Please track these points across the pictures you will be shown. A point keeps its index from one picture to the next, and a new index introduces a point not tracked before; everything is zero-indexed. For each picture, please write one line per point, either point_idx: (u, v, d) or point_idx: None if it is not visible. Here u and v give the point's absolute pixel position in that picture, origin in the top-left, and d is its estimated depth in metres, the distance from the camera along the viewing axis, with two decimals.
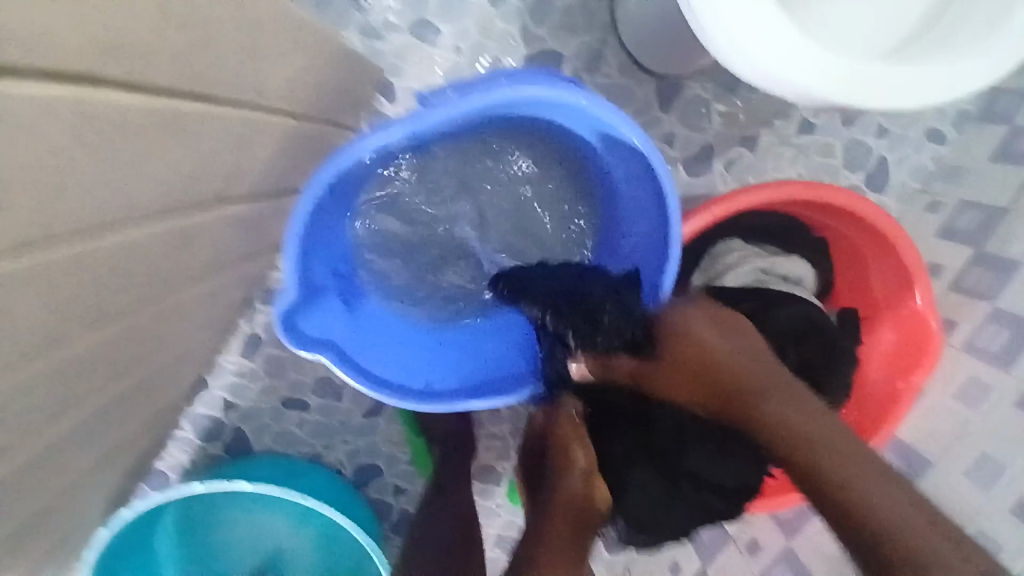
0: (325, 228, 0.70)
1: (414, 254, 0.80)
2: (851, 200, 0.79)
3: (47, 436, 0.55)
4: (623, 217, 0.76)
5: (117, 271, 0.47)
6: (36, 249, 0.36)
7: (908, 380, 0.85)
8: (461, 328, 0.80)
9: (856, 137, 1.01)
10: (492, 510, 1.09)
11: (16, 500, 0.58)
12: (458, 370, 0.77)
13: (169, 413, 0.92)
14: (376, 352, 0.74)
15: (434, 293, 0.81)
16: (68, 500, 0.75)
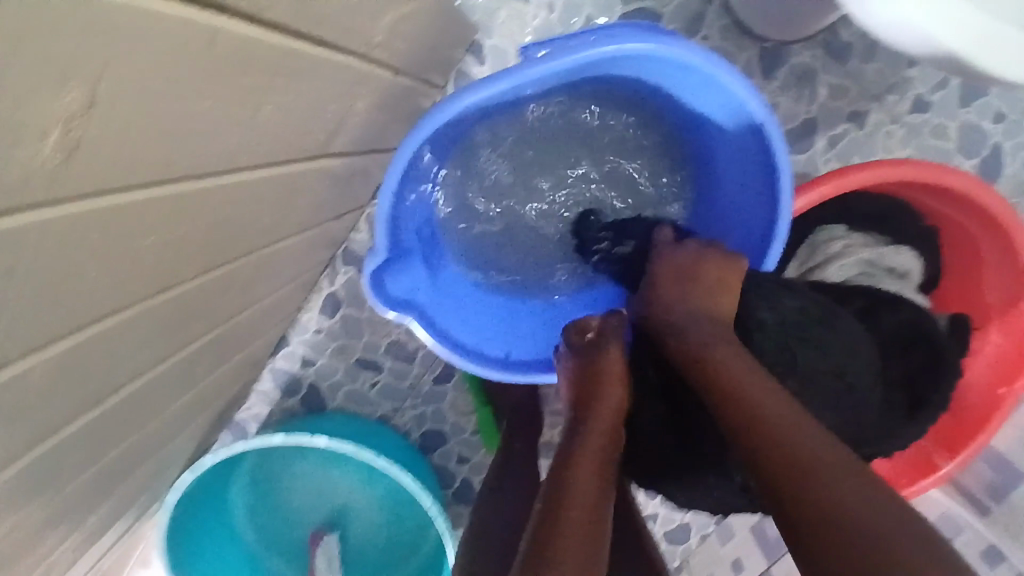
0: (415, 187, 0.69)
1: (498, 221, 0.78)
2: (973, 185, 0.72)
3: (155, 373, 0.57)
4: (723, 193, 0.72)
5: (227, 215, 0.48)
6: (167, 180, 0.37)
7: (1015, 386, 0.78)
8: (540, 299, 0.78)
9: (973, 120, 0.92)
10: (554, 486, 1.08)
11: (123, 431, 0.61)
12: (540, 341, 0.76)
13: (251, 363, 0.95)
14: (457, 316, 0.73)
15: (515, 262, 0.79)
16: (161, 436, 0.79)
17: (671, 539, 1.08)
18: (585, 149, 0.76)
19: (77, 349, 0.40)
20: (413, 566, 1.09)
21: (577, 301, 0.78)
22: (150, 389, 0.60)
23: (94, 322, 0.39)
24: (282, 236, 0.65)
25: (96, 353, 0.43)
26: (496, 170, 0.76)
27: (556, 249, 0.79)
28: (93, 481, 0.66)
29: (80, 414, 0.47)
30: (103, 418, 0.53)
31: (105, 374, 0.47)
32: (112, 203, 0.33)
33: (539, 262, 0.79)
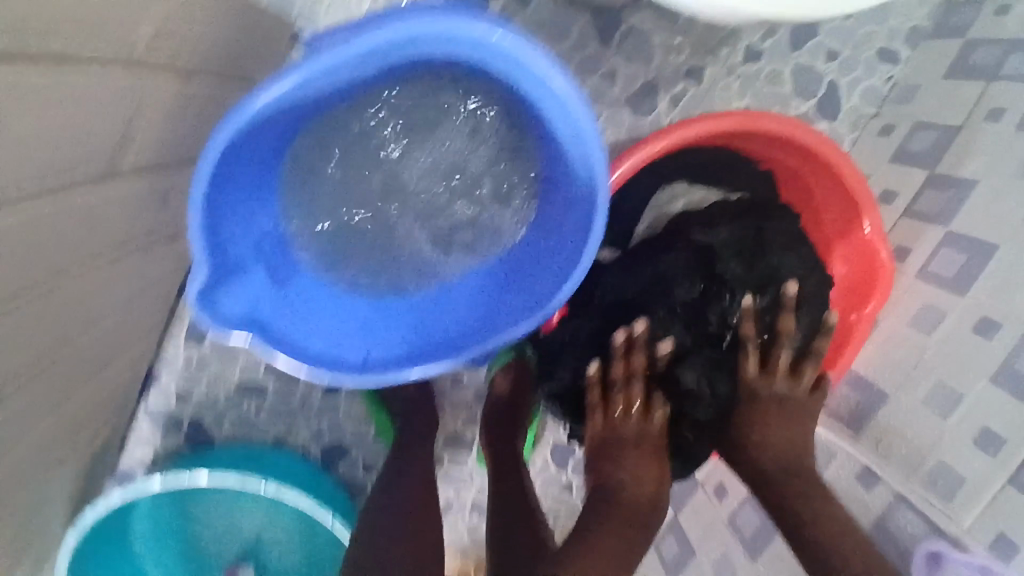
0: (233, 201, 0.66)
1: (338, 221, 0.74)
2: (789, 125, 0.76)
3: None
4: (557, 165, 0.70)
5: None
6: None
7: (862, 310, 0.83)
8: (397, 295, 0.77)
9: (805, 61, 0.96)
10: (464, 476, 1.09)
11: None
12: (400, 340, 0.74)
13: (116, 404, 0.90)
14: (305, 326, 0.71)
15: (364, 262, 0.76)
16: (17, 501, 0.74)
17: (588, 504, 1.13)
18: (419, 145, 0.73)
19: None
20: None
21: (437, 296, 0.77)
22: None
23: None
24: (82, 267, 0.60)
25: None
26: (321, 168, 0.72)
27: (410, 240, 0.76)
28: None
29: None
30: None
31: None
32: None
33: (391, 260, 0.76)
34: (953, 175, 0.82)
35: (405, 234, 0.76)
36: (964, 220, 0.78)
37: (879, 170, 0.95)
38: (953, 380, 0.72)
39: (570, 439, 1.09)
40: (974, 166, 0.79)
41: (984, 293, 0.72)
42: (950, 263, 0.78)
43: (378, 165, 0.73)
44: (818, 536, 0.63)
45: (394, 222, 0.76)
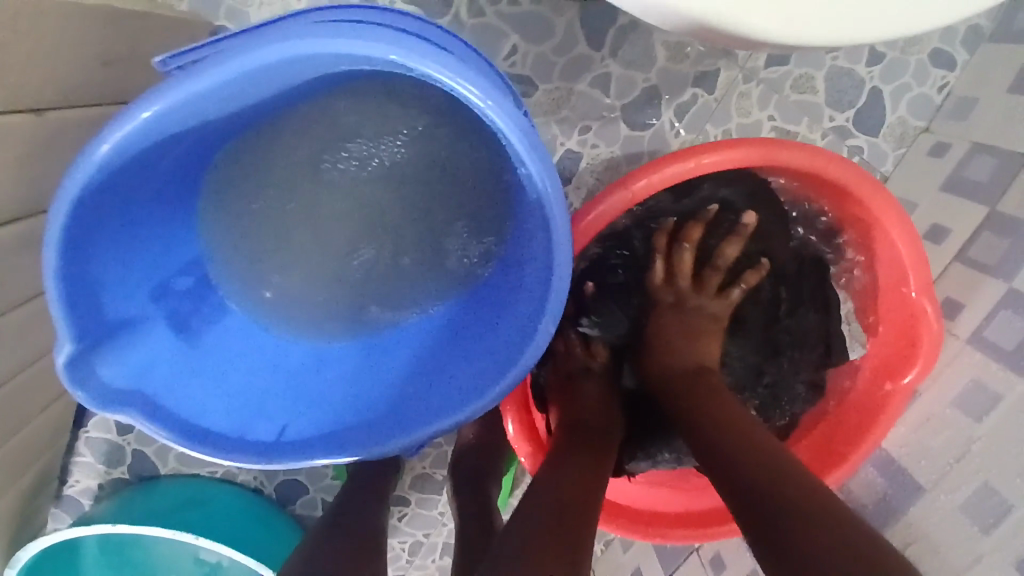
0: (122, 252, 0.56)
1: (257, 266, 0.64)
2: (812, 158, 0.61)
3: None
4: (517, 198, 0.58)
5: None
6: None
7: (897, 381, 0.67)
8: (332, 346, 0.67)
9: (840, 65, 0.80)
10: (435, 519, 0.98)
11: None
12: (332, 406, 0.64)
13: (46, 442, 0.82)
14: (211, 392, 0.61)
15: (292, 308, 0.66)
16: None
17: None
18: (360, 181, 0.63)
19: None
20: None
21: (377, 347, 0.67)
22: None
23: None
24: None
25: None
26: (238, 200, 0.62)
27: (349, 278, 0.66)
28: None
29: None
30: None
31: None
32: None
33: (326, 306, 0.67)
34: (1018, 216, 0.65)
35: (342, 281, 0.66)
36: None
37: (926, 199, 0.79)
38: (999, 484, 0.58)
39: None
40: None
41: None
42: (1007, 331, 0.62)
43: (306, 188, 0.63)
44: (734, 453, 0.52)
45: (326, 255, 0.66)
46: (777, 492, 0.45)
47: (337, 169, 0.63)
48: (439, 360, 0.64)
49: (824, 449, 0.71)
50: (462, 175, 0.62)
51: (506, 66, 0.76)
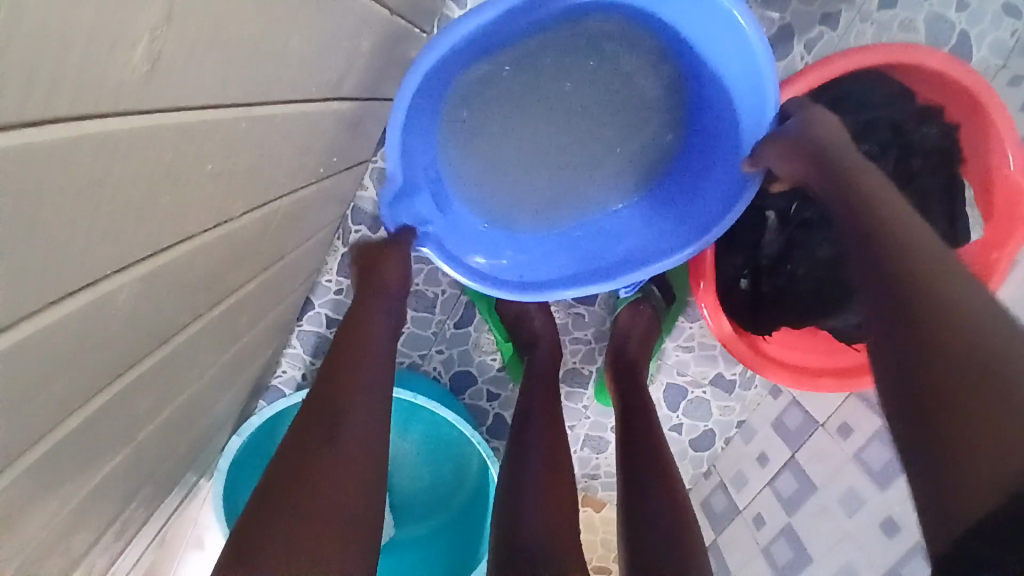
0: (421, 131, 0.81)
1: (494, 153, 0.87)
2: (943, 61, 0.76)
3: (219, 315, 0.60)
4: (718, 108, 0.82)
5: (266, 146, 0.50)
6: (170, 111, 0.34)
7: (1004, 249, 0.79)
8: (546, 229, 0.92)
9: (940, 8, 0.96)
10: (579, 411, 1.16)
11: (195, 375, 0.63)
12: (555, 265, 0.91)
13: (285, 324, 0.99)
14: (465, 242, 0.89)
15: (518, 193, 0.90)
16: (224, 394, 0.82)
17: (696, 447, 1.20)
18: (586, 96, 0.85)
19: (93, 310, 0.37)
20: (458, 505, 1.14)
21: (578, 229, 0.92)
22: (209, 345, 0.63)
23: (114, 273, 0.37)
24: (305, 183, 0.65)
25: (116, 323, 0.40)
26: (493, 101, 0.83)
27: (565, 173, 0.90)
28: (167, 450, 0.69)
29: (141, 354, 0.47)
30: (156, 380, 0.53)
31: (157, 323, 0.47)
32: (119, 136, 0.31)
33: (542, 197, 0.91)
34: None
35: (552, 174, 0.90)
36: None
37: None
38: None
39: (683, 381, 1.15)
40: None
41: None
42: None
43: (548, 97, 0.85)
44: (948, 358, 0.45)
45: (551, 153, 0.89)
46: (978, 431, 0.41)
47: (571, 85, 0.84)
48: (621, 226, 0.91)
49: None
50: (666, 109, 0.87)
51: None
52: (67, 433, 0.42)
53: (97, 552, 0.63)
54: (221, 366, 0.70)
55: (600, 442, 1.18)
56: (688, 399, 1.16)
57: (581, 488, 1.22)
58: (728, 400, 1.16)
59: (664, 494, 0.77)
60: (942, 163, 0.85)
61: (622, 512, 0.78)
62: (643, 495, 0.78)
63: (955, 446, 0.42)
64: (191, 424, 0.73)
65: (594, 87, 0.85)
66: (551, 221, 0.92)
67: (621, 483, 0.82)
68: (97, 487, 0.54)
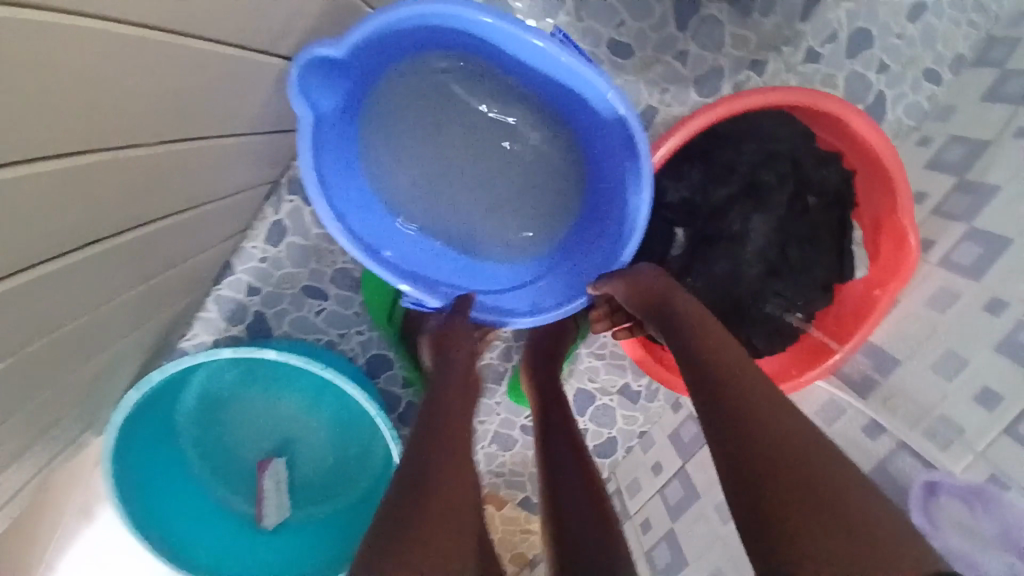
0: (390, 49, 0.81)
1: (408, 111, 0.90)
2: (843, 107, 0.84)
3: (127, 242, 0.60)
4: (577, 244, 0.95)
5: (190, 74, 0.51)
6: (94, 15, 0.36)
7: (884, 287, 0.88)
8: (390, 211, 0.93)
9: (857, 70, 1.07)
10: (491, 407, 1.18)
11: (92, 304, 0.62)
12: (374, 234, 0.91)
13: (202, 281, 0.98)
14: (330, 146, 0.85)
15: (393, 156, 0.92)
16: (125, 338, 0.80)
17: (599, 453, 1.25)
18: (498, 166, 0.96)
19: (1, 194, 0.38)
20: (360, 489, 1.13)
21: (406, 231, 0.94)
22: (112, 275, 0.62)
23: (29, 160, 0.38)
24: (235, 129, 0.67)
25: (22, 216, 0.41)
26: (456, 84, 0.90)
27: (432, 170, 0.94)
28: (50, 382, 0.67)
29: (41, 259, 0.47)
30: (54, 293, 0.53)
31: (56, 227, 0.47)
32: (39, 25, 0.33)
33: (407, 177, 0.93)
34: (977, 180, 0.91)
35: (436, 170, 0.94)
36: (987, 219, 0.87)
37: (915, 175, 1.05)
38: (961, 349, 0.82)
39: (593, 388, 1.20)
40: (998, 175, 0.88)
41: (998, 279, 0.82)
42: (968, 254, 0.88)
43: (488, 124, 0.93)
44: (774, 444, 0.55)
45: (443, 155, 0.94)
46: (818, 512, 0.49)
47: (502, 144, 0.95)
48: (446, 292, 0.95)
49: (835, 333, 0.95)
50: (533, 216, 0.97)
51: (614, 33, 1.02)
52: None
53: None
54: (122, 302, 0.69)
55: (507, 439, 1.21)
56: (595, 406, 1.22)
57: (485, 484, 1.25)
58: (633, 411, 1.22)
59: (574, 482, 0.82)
60: (842, 202, 0.94)
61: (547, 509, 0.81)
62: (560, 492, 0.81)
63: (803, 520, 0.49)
64: (83, 360, 0.71)
65: (508, 162, 0.96)
66: (398, 211, 0.93)
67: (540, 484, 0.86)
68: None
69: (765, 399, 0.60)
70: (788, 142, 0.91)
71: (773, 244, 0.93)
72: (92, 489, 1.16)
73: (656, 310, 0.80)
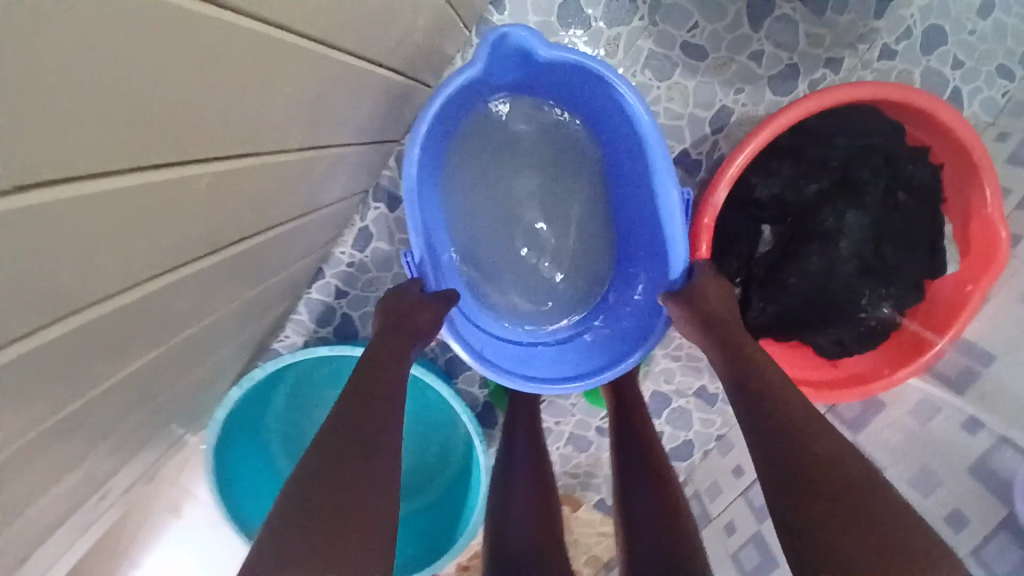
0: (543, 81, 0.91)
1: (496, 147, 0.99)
2: (933, 102, 0.84)
3: (254, 242, 0.64)
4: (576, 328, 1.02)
5: (324, 83, 0.55)
6: (267, 23, 0.39)
7: (976, 284, 0.87)
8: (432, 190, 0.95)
9: (935, 65, 1.05)
10: (566, 409, 1.20)
11: (219, 301, 0.67)
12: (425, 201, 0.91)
13: (297, 286, 1.03)
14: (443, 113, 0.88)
15: (461, 167, 0.98)
16: (235, 338, 0.85)
17: (674, 456, 1.25)
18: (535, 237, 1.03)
19: (173, 189, 0.42)
20: (439, 488, 1.16)
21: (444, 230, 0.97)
22: (238, 274, 0.67)
23: (192, 161, 0.42)
24: (343, 136, 0.71)
25: (185, 209, 0.45)
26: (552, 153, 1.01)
27: (480, 203, 1.01)
28: (176, 376, 0.72)
29: (189, 254, 0.52)
30: (194, 287, 0.57)
31: (208, 225, 0.51)
32: (228, 27, 0.36)
33: (461, 195, 0.99)
34: None
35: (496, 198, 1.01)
36: None
37: (999, 170, 1.01)
38: None
39: (668, 390, 1.20)
40: None
41: None
42: None
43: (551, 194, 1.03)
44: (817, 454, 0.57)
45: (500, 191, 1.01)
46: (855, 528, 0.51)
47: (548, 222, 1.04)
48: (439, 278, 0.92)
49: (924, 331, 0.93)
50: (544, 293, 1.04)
51: (687, 37, 1.03)
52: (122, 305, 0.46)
53: (95, 457, 0.65)
54: (240, 301, 0.74)
55: (583, 441, 1.22)
56: (671, 408, 1.21)
57: (561, 485, 1.25)
58: (709, 413, 1.21)
59: (654, 486, 0.81)
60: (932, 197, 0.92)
61: (619, 510, 0.82)
62: (633, 495, 0.81)
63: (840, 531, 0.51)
64: (203, 356, 0.76)
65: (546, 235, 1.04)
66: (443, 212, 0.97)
67: (618, 484, 0.86)
68: (120, 382, 0.57)
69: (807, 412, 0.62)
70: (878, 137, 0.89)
71: (865, 241, 0.91)
72: (177, 485, 1.21)
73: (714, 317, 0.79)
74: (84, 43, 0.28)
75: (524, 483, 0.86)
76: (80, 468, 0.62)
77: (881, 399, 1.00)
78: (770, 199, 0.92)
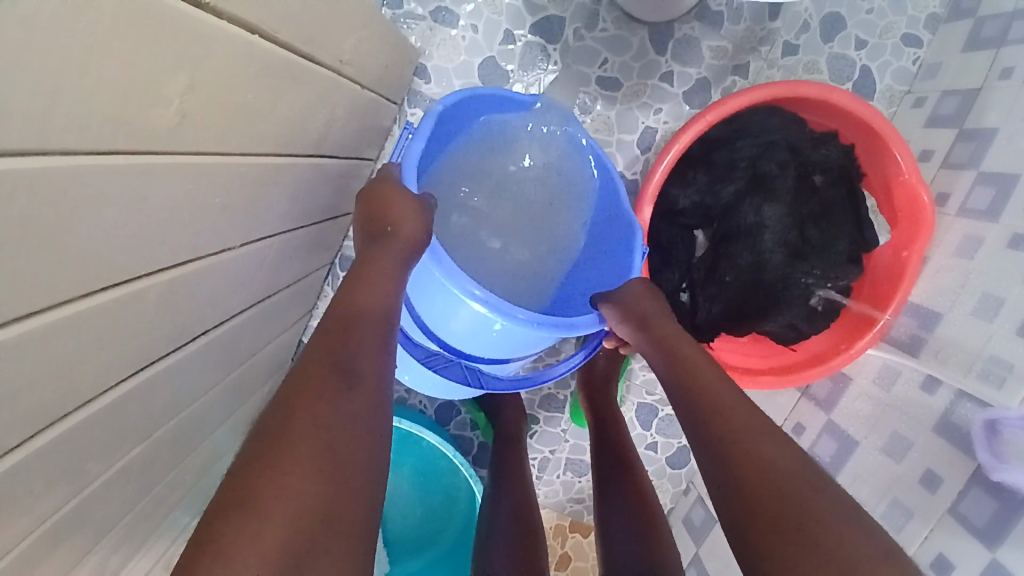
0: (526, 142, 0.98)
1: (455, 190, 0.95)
2: (823, 89, 0.90)
3: (222, 330, 0.70)
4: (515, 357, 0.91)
5: (260, 183, 0.62)
6: (181, 152, 0.46)
7: (911, 246, 0.90)
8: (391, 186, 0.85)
9: (837, 51, 1.13)
10: (558, 435, 1.23)
11: (200, 390, 0.73)
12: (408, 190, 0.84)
13: (281, 363, 1.09)
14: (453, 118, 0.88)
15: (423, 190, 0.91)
16: (226, 421, 0.90)
17: (672, 464, 1.28)
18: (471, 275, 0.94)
19: (128, 305, 0.48)
20: (448, 537, 1.19)
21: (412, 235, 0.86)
22: (213, 361, 0.73)
23: (141, 277, 0.48)
24: (292, 220, 0.78)
25: (144, 318, 0.52)
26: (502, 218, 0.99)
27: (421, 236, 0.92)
28: (173, 463, 0.77)
29: (158, 354, 0.57)
30: (172, 379, 0.63)
31: (172, 324, 0.57)
32: (148, 167, 0.42)
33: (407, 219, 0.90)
34: (977, 126, 0.95)
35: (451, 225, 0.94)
36: (991, 161, 0.90)
37: (918, 135, 1.08)
38: (995, 289, 0.84)
39: (652, 400, 1.24)
40: (996, 116, 0.92)
41: (1014, 214, 0.84)
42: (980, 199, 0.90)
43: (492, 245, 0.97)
44: (755, 458, 0.60)
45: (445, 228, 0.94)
46: (792, 517, 0.55)
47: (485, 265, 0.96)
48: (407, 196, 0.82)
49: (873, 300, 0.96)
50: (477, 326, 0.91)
51: (600, 71, 1.12)
52: (100, 407, 0.51)
53: (107, 553, 0.70)
54: (222, 384, 0.80)
55: (581, 465, 1.25)
56: (659, 417, 1.25)
57: (569, 512, 1.28)
58: None
59: (630, 494, 0.86)
60: (850, 177, 0.98)
61: (599, 516, 0.87)
62: (608, 505, 0.86)
63: (783, 525, 0.55)
64: (196, 442, 0.82)
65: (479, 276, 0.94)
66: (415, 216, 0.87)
67: (597, 493, 0.90)
68: (117, 476, 0.62)
69: (742, 411, 0.66)
70: (775, 131, 0.97)
71: (788, 228, 0.98)
72: None
73: (647, 325, 0.81)
74: (20, 211, 0.33)
75: (514, 514, 0.90)
76: (92, 565, 0.66)
77: (847, 371, 1.04)
78: (691, 206, 1.01)
